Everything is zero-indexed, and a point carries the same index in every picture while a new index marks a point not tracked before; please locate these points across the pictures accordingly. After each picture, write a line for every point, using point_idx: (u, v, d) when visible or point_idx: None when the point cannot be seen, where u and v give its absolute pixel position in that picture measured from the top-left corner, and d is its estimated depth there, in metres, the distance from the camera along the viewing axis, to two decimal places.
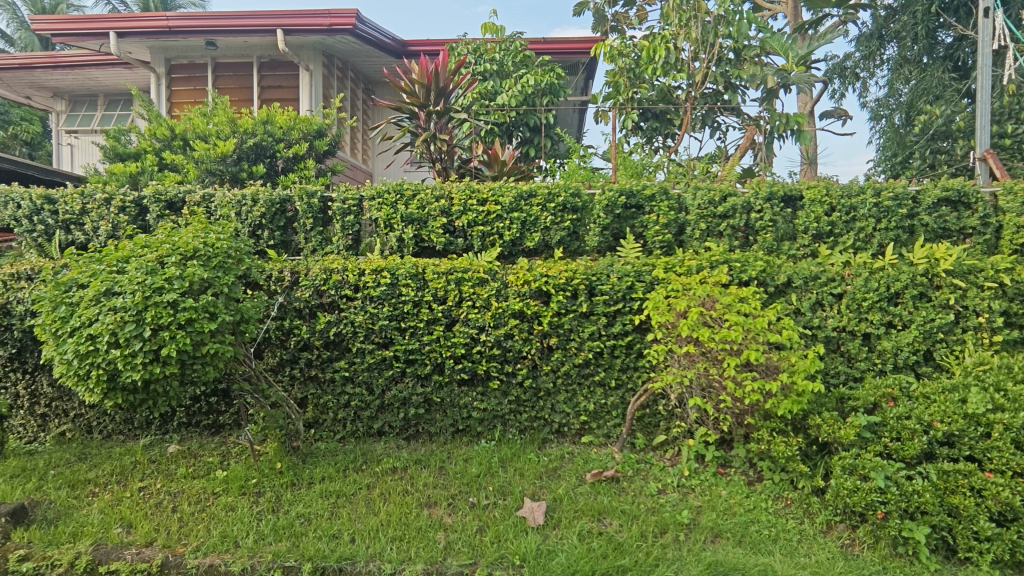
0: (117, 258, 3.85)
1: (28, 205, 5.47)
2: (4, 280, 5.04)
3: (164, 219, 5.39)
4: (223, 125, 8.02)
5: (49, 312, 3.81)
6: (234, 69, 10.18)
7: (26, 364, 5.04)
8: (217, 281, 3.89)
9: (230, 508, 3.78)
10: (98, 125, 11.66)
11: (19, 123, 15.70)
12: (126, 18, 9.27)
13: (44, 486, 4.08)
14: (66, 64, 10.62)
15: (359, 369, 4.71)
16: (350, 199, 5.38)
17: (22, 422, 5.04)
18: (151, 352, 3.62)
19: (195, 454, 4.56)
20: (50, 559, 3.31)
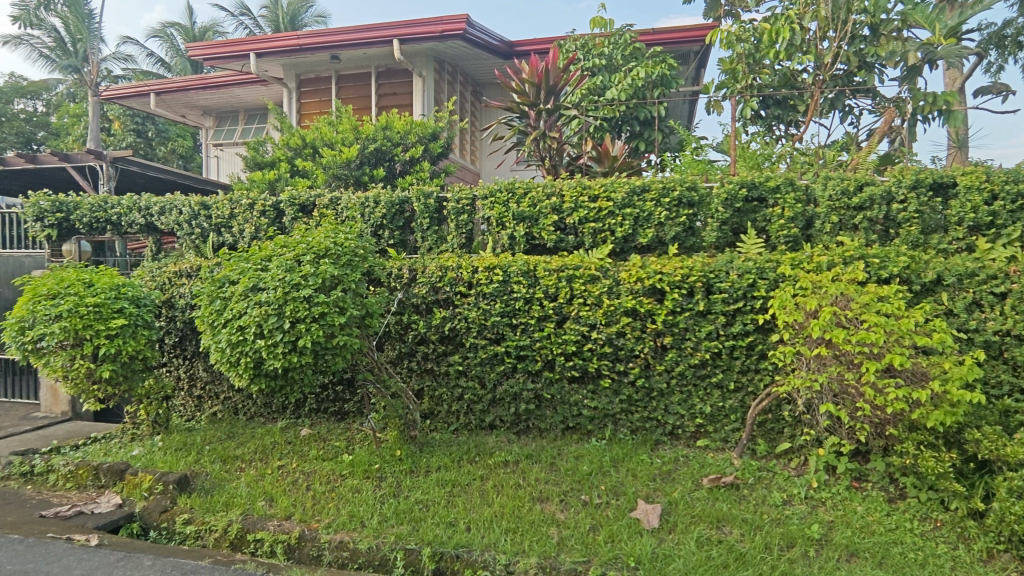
0: (261, 257, 4.24)
1: (187, 211, 6.18)
2: (169, 277, 5.73)
3: (298, 221, 5.87)
4: (347, 133, 8.63)
5: (207, 305, 4.28)
6: (355, 79, 10.88)
7: (186, 351, 5.72)
8: (346, 278, 4.18)
9: (356, 490, 4.04)
10: (240, 138, 12.96)
11: (176, 138, 17.86)
12: (263, 39, 10.23)
13: (202, 459, 4.61)
14: (214, 85, 11.89)
15: (472, 363, 4.86)
16: (464, 199, 5.56)
17: (183, 401, 5.73)
18: (290, 343, 3.96)
19: (325, 437, 4.93)
20: (208, 524, 3.72)
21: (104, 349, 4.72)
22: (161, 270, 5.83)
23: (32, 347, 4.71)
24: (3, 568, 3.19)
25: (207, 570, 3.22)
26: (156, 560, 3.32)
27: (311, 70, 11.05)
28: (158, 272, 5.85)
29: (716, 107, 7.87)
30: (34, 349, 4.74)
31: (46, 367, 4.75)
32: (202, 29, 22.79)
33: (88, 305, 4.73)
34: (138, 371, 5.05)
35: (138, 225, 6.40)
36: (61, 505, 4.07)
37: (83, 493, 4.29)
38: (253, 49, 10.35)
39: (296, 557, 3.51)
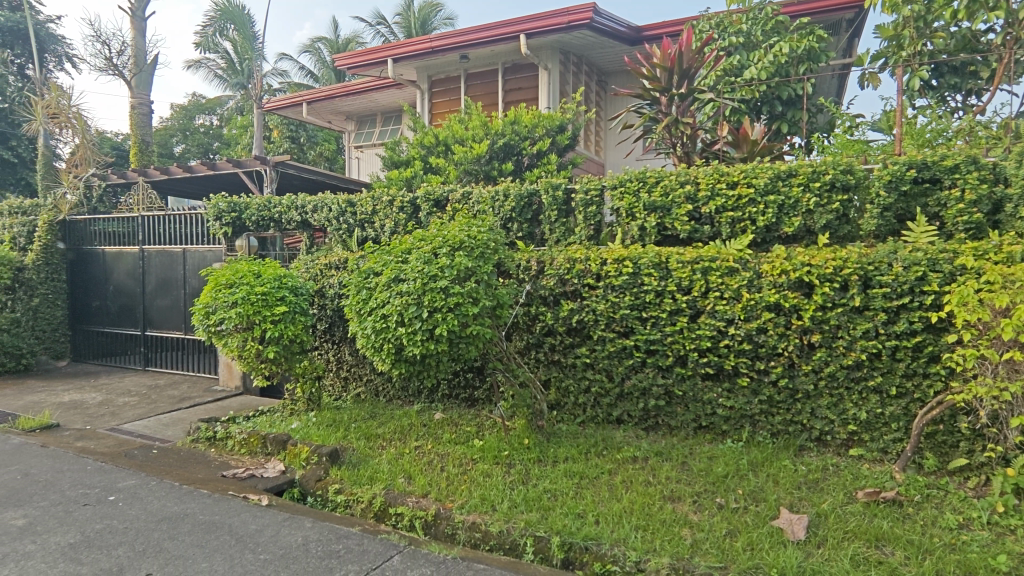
0: (401, 250, 4.51)
1: (336, 208, 6.74)
2: (321, 268, 6.31)
3: (433, 215, 6.17)
4: (478, 129, 8.94)
5: (355, 294, 4.64)
6: (483, 77, 11.20)
7: (335, 336, 6.25)
8: (479, 270, 4.33)
9: (487, 474, 4.19)
10: (378, 139, 13.92)
11: (323, 142, 19.68)
12: (399, 45, 10.85)
13: (349, 435, 5.03)
14: (356, 91, 12.82)
15: (600, 356, 4.82)
16: (592, 190, 5.51)
17: (332, 382, 6.28)
18: (427, 331, 4.18)
19: (456, 422, 5.16)
20: (355, 496, 4.06)
21: (269, 332, 5.31)
22: (314, 263, 6.42)
23: (214, 329, 5.40)
24: (195, 518, 3.71)
25: (356, 537, 3.51)
26: (314, 523, 3.69)
27: (442, 71, 11.55)
28: (312, 264, 6.45)
29: (872, 80, 7.08)
30: (216, 331, 5.44)
31: (224, 347, 5.43)
32: (344, 41, 24.74)
33: (257, 293, 5.35)
34: (295, 352, 5.62)
35: (295, 222, 7.10)
36: (237, 468, 4.66)
37: (254, 459, 4.88)
38: (390, 55, 11.02)
39: (433, 532, 3.70)
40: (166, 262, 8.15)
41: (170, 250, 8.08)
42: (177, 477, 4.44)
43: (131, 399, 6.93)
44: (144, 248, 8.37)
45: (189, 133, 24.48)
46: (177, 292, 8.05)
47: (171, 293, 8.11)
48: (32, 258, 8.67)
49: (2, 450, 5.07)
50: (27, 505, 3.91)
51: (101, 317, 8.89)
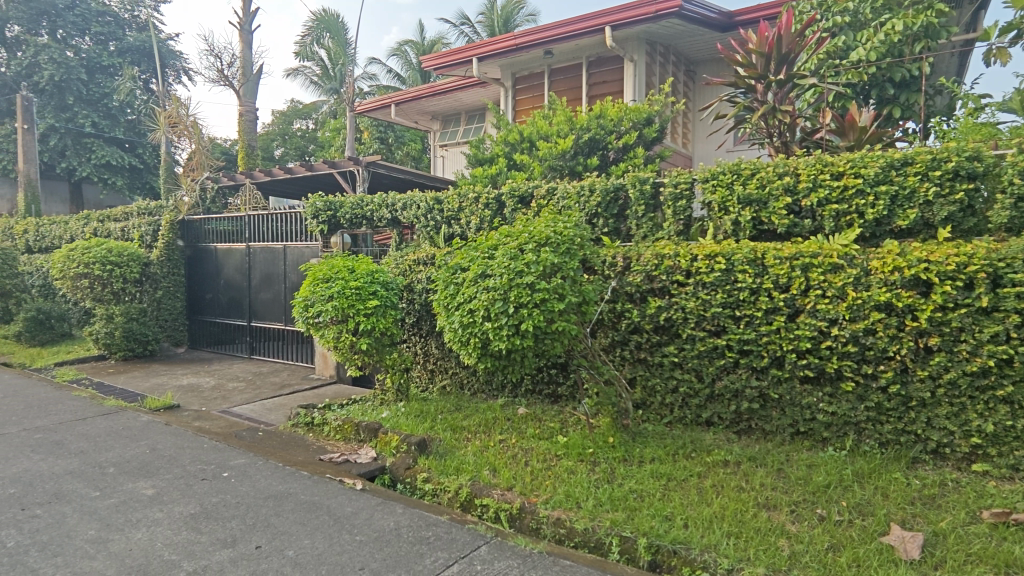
0: (487, 246, 4.57)
1: (424, 206, 6.94)
2: (410, 264, 6.53)
3: (517, 212, 6.22)
4: (563, 124, 8.92)
5: (443, 289, 4.77)
6: (567, 72, 11.14)
7: (422, 330, 6.45)
8: (565, 266, 4.32)
9: (571, 471, 4.17)
10: (462, 138, 14.22)
11: (409, 142, 20.51)
12: (484, 44, 11.00)
13: (436, 426, 5.18)
14: (441, 91, 13.14)
15: (688, 356, 4.66)
16: (682, 183, 5.34)
17: (419, 374, 6.49)
18: (513, 326, 4.22)
19: (540, 418, 5.18)
20: (442, 485, 4.16)
21: (362, 325, 5.56)
22: (404, 259, 6.65)
23: (312, 321, 5.72)
24: (297, 498, 3.96)
25: (445, 526, 3.61)
26: (405, 509, 3.83)
27: (525, 67, 11.60)
28: (401, 260, 6.68)
29: (1001, 56, 6.37)
30: (314, 323, 5.75)
31: (322, 338, 5.72)
32: (430, 43, 25.45)
33: (352, 287, 5.63)
34: (386, 345, 5.85)
35: (386, 219, 7.36)
36: (333, 453, 4.93)
37: (348, 445, 5.13)
38: (475, 54, 11.20)
39: (517, 526, 3.72)
40: (270, 258, 8.74)
41: (273, 247, 8.67)
42: (281, 459, 4.76)
43: (239, 385, 7.52)
44: (250, 245, 9.02)
45: (288, 137, 26.32)
46: (279, 286, 8.63)
47: (274, 286, 8.70)
48: (157, 254, 9.60)
49: (133, 426, 5.65)
50: (155, 477, 4.33)
51: (213, 309, 9.69)
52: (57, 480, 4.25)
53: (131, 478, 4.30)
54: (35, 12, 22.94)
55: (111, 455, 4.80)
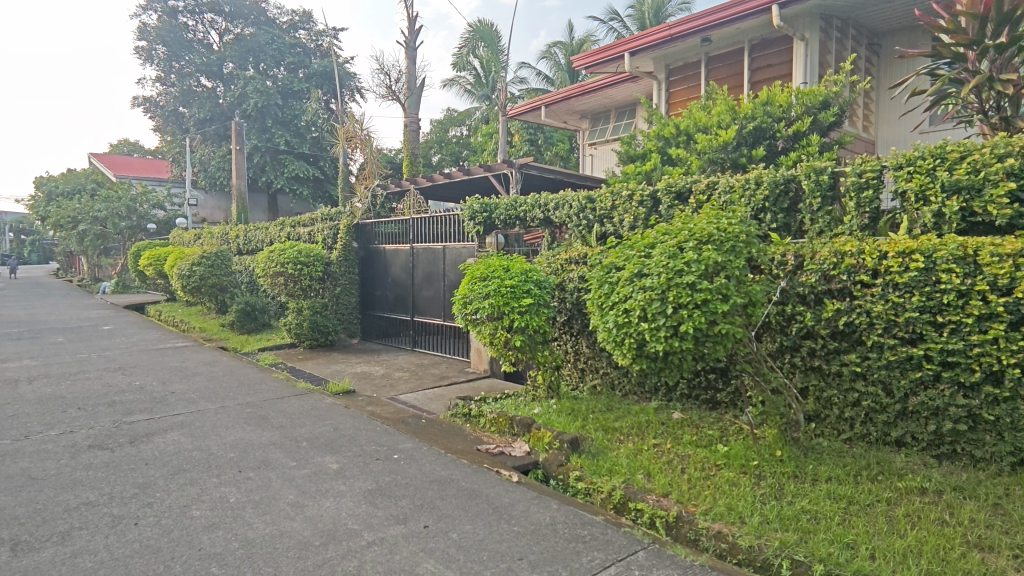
0: (644, 245, 4.47)
1: (576, 205, 6.91)
2: (561, 263, 6.59)
3: (674, 208, 5.96)
4: (724, 114, 8.47)
5: (597, 288, 4.75)
6: (726, 59, 10.50)
7: (574, 329, 6.44)
8: (730, 265, 4.07)
9: (733, 483, 3.92)
10: (612, 135, 14.07)
11: (558, 143, 21.15)
12: (637, 38, 10.75)
13: (588, 425, 5.18)
14: (591, 90, 13.03)
15: (874, 366, 4.14)
16: (868, 172, 4.76)
17: (570, 372, 6.53)
18: (672, 327, 4.07)
19: (697, 424, 4.94)
20: (596, 485, 4.13)
21: (517, 322, 5.72)
22: (556, 258, 6.72)
23: (470, 317, 6.01)
24: (459, 484, 4.20)
25: (600, 526, 3.59)
26: (559, 505, 3.88)
27: (680, 57, 11.14)
28: (553, 259, 6.76)
29: None
30: (472, 320, 6.05)
31: (479, 334, 5.99)
32: (579, 42, 25.49)
33: (507, 286, 5.83)
34: (538, 342, 5.97)
35: (538, 219, 7.46)
36: (489, 444, 5.15)
37: (503, 437, 5.33)
38: (627, 49, 10.98)
39: (675, 535, 3.56)
40: (431, 258, 9.38)
41: (434, 247, 9.30)
42: (443, 446, 5.08)
43: (404, 374, 8.20)
44: (414, 246, 9.75)
45: (444, 143, 28.05)
46: (439, 283, 9.23)
47: (434, 284, 9.33)
48: (336, 255, 10.78)
49: (320, 406, 6.43)
50: (339, 453, 4.87)
51: (382, 304, 10.65)
52: (264, 449, 4.96)
53: (320, 452, 4.88)
54: (244, 49, 27.05)
55: (304, 431, 5.49)
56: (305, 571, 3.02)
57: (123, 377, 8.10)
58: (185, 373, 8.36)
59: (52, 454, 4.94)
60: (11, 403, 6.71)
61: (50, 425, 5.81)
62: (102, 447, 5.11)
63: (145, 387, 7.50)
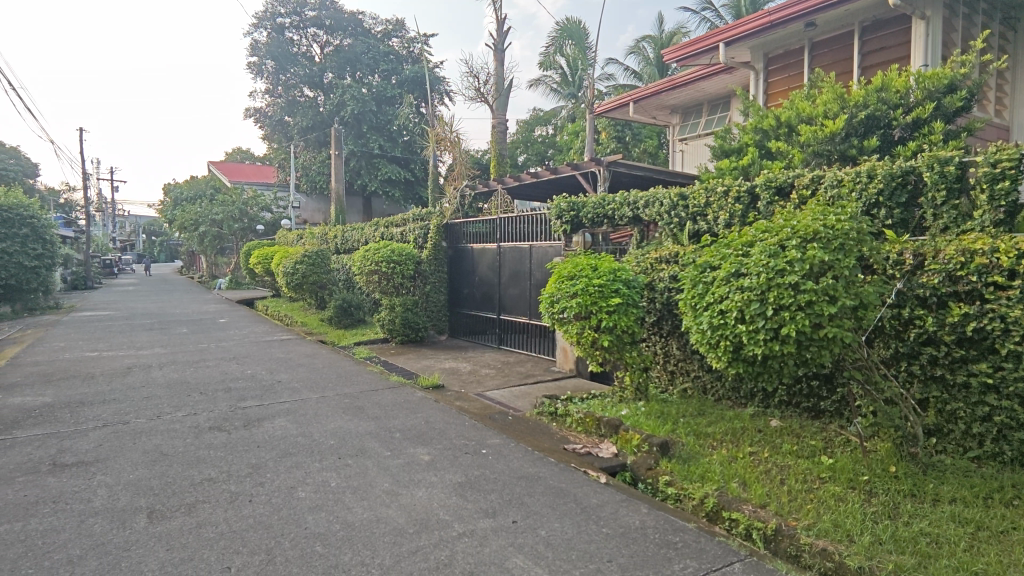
0: (742, 243, 4.29)
1: (667, 202, 6.68)
2: (651, 262, 6.43)
3: (774, 205, 5.62)
4: (831, 103, 7.93)
5: (691, 288, 4.61)
6: (834, 43, 9.81)
7: (663, 329, 6.26)
8: (839, 264, 3.80)
9: (840, 498, 3.66)
10: (704, 130, 13.56)
11: (646, 139, 20.77)
12: (733, 27, 10.27)
13: (679, 429, 5.02)
14: (682, 84, 12.61)
15: (1008, 378, 3.70)
16: (1006, 161, 4.26)
17: (659, 374, 6.37)
18: (772, 330, 3.87)
19: (798, 433, 4.66)
20: (686, 491, 3.99)
21: (605, 322, 5.64)
22: (645, 257, 6.56)
23: (557, 317, 6.00)
24: (547, 482, 4.21)
25: (693, 534, 3.48)
26: (650, 509, 3.80)
27: (780, 45, 10.56)
28: (643, 258, 6.60)
29: None
30: (558, 319, 6.04)
31: (566, 333, 5.97)
32: (669, 35, 24.74)
33: (595, 285, 5.77)
34: (626, 343, 5.86)
35: (627, 218, 7.28)
36: (576, 443, 5.12)
37: (590, 437, 5.29)
38: (722, 39, 10.52)
39: (774, 549, 3.36)
40: (517, 257, 9.48)
41: (522, 246, 9.38)
42: (530, 443, 5.12)
43: (491, 371, 8.34)
44: (501, 245, 9.88)
45: (530, 143, 28.31)
46: (525, 282, 9.30)
47: (521, 283, 9.41)
48: (427, 254, 11.14)
49: (411, 399, 6.68)
50: (430, 445, 5.03)
51: (469, 302, 10.89)
52: (361, 438, 5.23)
53: (412, 444, 5.07)
54: (342, 60, 28.64)
55: (397, 422, 5.74)
56: (400, 556, 3.15)
57: (237, 366, 8.84)
58: (290, 364, 8.98)
59: (179, 433, 5.47)
60: (145, 386, 7.49)
61: (177, 407, 6.44)
62: (220, 429, 5.60)
63: (256, 376, 8.13)
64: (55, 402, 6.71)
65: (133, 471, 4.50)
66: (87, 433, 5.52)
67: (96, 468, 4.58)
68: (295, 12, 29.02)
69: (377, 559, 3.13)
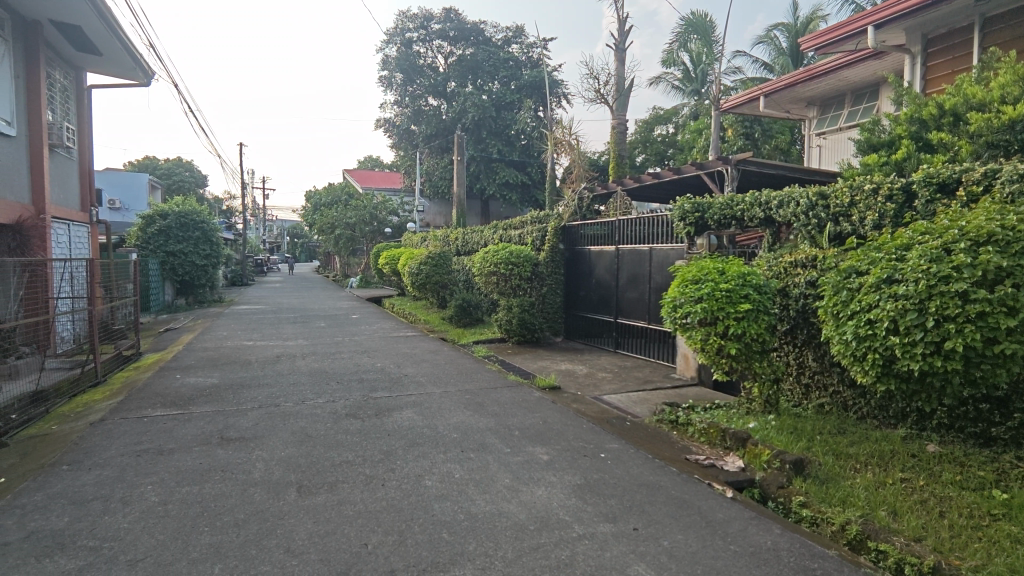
0: (896, 246, 3.97)
1: (805, 201, 6.14)
2: (785, 267, 5.99)
3: (935, 204, 5.00)
4: (1011, 86, 6.95)
5: (832, 295, 4.27)
6: (1013, 17, 8.58)
7: (798, 339, 5.82)
8: (1019, 271, 3.37)
9: (1017, 540, 3.20)
10: (846, 122, 12.45)
11: (777, 134, 19.42)
12: (885, 7, 9.31)
13: (815, 447, 4.65)
14: (822, 74, 11.67)
15: None
16: None
17: (791, 387, 5.92)
18: (932, 344, 3.48)
19: (961, 461, 4.12)
20: (825, 515, 3.67)
21: (733, 329, 5.35)
22: (778, 260, 6.14)
23: (680, 322, 5.80)
24: (668, 492, 4.09)
25: (834, 562, 3.20)
26: (783, 531, 3.55)
27: (943, 24, 9.42)
28: (776, 261, 6.18)
29: None
30: (681, 324, 5.83)
31: (689, 339, 5.75)
32: (805, 21, 22.87)
33: (722, 290, 5.48)
34: (756, 352, 5.54)
35: (758, 219, 6.81)
36: (699, 455, 4.93)
37: (714, 450, 5.05)
38: (871, 21, 9.55)
39: None
40: (637, 259, 9.28)
41: (641, 249, 9.17)
42: (650, 451, 5.01)
43: (608, 375, 8.24)
44: (620, 247, 9.74)
45: (649, 143, 27.67)
46: (644, 286, 9.09)
47: (639, 286, 9.21)
48: (544, 256, 11.25)
49: (529, 399, 6.80)
50: (549, 445, 5.09)
51: (585, 305, 10.86)
52: (482, 433, 5.41)
53: (532, 443, 5.17)
54: (465, 68, 29.81)
55: (516, 420, 5.87)
56: (522, 551, 3.22)
57: (368, 359, 9.52)
58: (415, 359, 9.51)
59: (321, 418, 6.01)
60: (291, 374, 8.31)
61: (318, 394, 7.09)
62: (356, 416, 6.07)
63: (385, 369, 8.71)
64: (220, 384, 7.66)
65: (285, 449, 5.03)
66: (246, 412, 6.24)
67: (254, 443, 5.17)
68: (422, 26, 30.63)
69: (500, 552, 3.22)
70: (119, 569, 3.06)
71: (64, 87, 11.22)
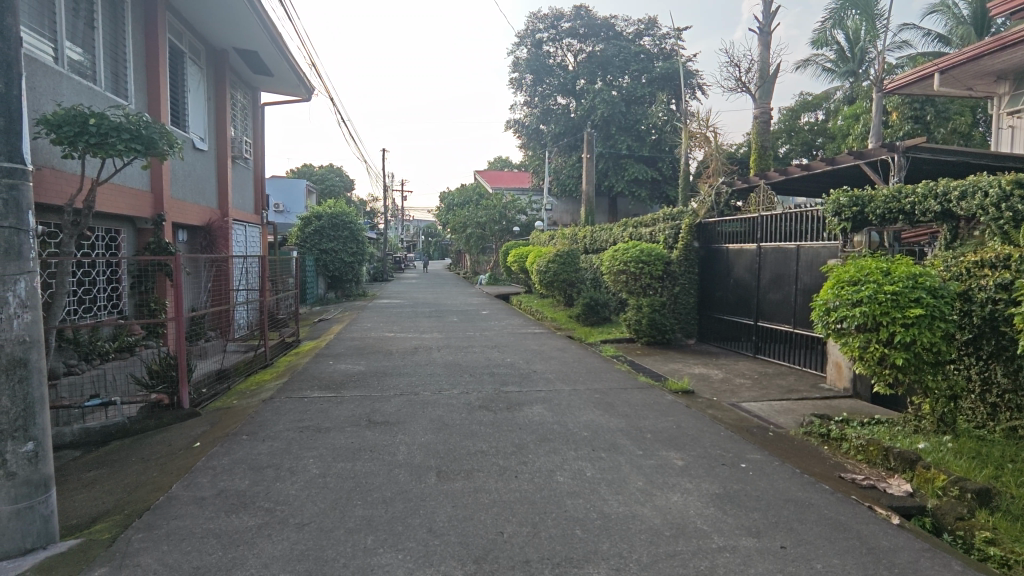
0: None
1: (996, 192, 5.29)
2: (967, 267, 5.21)
3: None
4: None
5: None
6: None
7: (983, 351, 5.06)
8: None
9: None
10: None
11: (955, 116, 16.93)
12: None
13: (1005, 478, 4.00)
14: (1016, 43, 9.96)
15: None
16: None
17: (971, 407, 5.15)
18: None
19: None
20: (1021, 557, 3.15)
21: (900, 336, 4.76)
22: (959, 260, 5.36)
23: (835, 327, 5.30)
24: (821, 511, 3.76)
25: None
26: (966, 568, 3.10)
27: None
28: (956, 261, 5.40)
29: None
30: (836, 329, 5.32)
31: (845, 346, 5.24)
32: None
33: (887, 292, 4.91)
34: (928, 363, 4.89)
35: (932, 213, 5.99)
36: (856, 474, 4.45)
37: (874, 469, 4.53)
38: None
39: None
40: (781, 258, 8.61)
41: (788, 247, 8.48)
42: (797, 465, 4.63)
43: (746, 381, 7.75)
44: (762, 245, 9.11)
45: (794, 132, 25.56)
46: (790, 287, 8.41)
47: (785, 287, 8.54)
48: (677, 254, 10.82)
49: (661, 402, 6.61)
50: (684, 451, 4.91)
51: (722, 306, 10.29)
52: (613, 434, 5.35)
53: (665, 446, 5.02)
54: (594, 65, 29.65)
55: (648, 423, 5.73)
56: (658, 557, 3.14)
57: (498, 354, 9.82)
58: (543, 356, 9.66)
59: (456, 408, 6.31)
60: (429, 365, 8.82)
61: (453, 385, 7.45)
62: (488, 408, 6.30)
63: (514, 364, 8.95)
64: (367, 371, 8.35)
65: (424, 435, 5.35)
66: (389, 398, 6.74)
67: (397, 428, 5.57)
68: (552, 26, 30.92)
69: (635, 555, 3.17)
70: (290, 529, 3.46)
71: (243, 106, 12.84)
